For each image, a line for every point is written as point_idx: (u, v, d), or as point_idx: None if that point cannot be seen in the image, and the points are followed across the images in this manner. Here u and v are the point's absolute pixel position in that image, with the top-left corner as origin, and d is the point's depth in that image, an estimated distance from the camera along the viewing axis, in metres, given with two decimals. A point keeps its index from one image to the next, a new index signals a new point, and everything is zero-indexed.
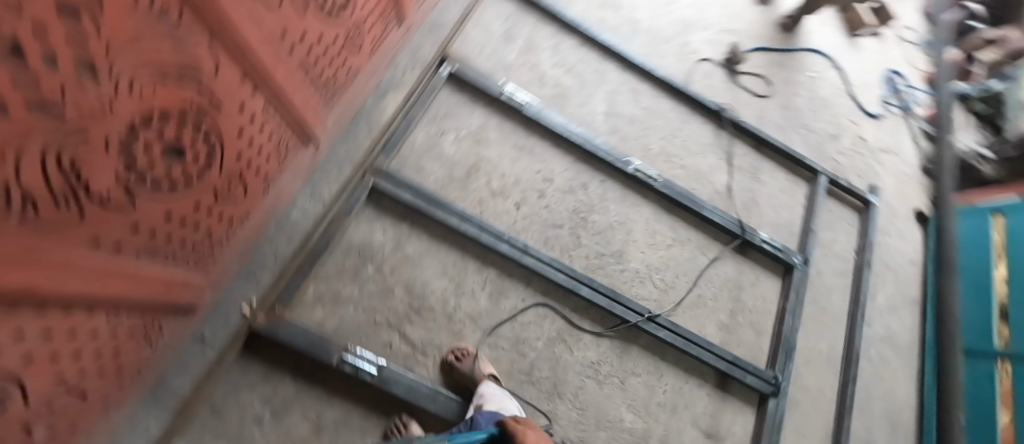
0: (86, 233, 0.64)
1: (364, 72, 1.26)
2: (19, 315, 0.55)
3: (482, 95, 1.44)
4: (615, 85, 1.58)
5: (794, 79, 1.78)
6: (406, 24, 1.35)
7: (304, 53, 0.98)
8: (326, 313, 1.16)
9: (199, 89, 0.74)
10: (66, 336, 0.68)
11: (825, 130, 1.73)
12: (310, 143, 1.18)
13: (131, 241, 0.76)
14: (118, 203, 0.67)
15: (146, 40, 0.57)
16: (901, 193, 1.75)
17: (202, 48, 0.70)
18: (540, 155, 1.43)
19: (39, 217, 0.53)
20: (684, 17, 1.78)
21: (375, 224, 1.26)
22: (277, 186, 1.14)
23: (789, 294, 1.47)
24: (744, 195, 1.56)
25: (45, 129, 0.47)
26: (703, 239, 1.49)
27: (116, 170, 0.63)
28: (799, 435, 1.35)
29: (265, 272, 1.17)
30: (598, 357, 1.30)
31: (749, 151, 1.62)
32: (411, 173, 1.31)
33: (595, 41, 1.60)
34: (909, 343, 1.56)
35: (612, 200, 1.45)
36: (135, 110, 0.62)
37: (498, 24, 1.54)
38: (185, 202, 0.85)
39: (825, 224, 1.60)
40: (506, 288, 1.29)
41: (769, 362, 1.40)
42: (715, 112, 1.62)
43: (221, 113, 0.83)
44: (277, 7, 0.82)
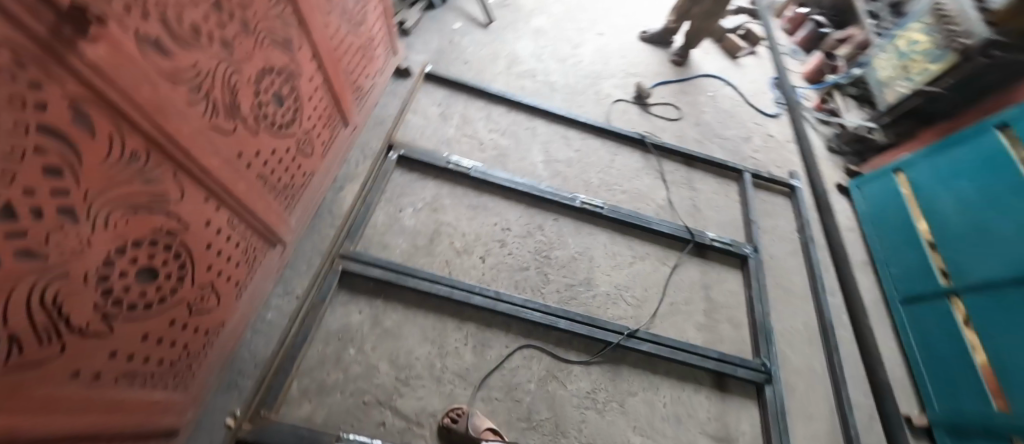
0: (65, 368, 0.71)
1: (319, 171, 1.38)
2: None
3: (431, 169, 1.59)
4: (547, 136, 1.78)
5: (698, 100, 2.10)
6: (351, 124, 1.52)
7: (261, 165, 1.10)
8: (314, 406, 1.14)
9: (167, 213, 0.84)
10: None
11: (738, 135, 2.01)
12: (277, 244, 1.25)
13: (112, 366, 0.81)
14: (96, 329, 0.75)
15: (117, 185, 0.71)
16: (821, 174, 1.95)
17: (167, 178, 0.82)
18: (494, 208, 1.56)
19: (28, 355, 0.63)
20: (593, 71, 2.07)
21: (350, 306, 1.30)
22: (249, 291, 1.19)
23: (752, 282, 1.56)
24: (685, 204, 1.72)
25: (35, 276, 0.60)
26: (660, 250, 1.60)
27: (94, 301, 0.73)
28: (806, 417, 1.35)
29: (248, 379, 1.17)
30: (592, 385, 1.31)
31: (677, 166, 1.82)
32: (377, 250, 1.39)
33: (520, 104, 1.82)
34: (872, 303, 1.66)
35: (569, 234, 1.56)
36: (110, 245, 0.73)
37: (433, 107, 1.74)
38: (162, 321, 0.91)
39: (762, 213, 1.78)
40: (489, 339, 1.33)
41: (754, 351, 1.45)
42: (639, 140, 1.83)
43: (190, 231, 0.92)
44: (228, 132, 0.95)
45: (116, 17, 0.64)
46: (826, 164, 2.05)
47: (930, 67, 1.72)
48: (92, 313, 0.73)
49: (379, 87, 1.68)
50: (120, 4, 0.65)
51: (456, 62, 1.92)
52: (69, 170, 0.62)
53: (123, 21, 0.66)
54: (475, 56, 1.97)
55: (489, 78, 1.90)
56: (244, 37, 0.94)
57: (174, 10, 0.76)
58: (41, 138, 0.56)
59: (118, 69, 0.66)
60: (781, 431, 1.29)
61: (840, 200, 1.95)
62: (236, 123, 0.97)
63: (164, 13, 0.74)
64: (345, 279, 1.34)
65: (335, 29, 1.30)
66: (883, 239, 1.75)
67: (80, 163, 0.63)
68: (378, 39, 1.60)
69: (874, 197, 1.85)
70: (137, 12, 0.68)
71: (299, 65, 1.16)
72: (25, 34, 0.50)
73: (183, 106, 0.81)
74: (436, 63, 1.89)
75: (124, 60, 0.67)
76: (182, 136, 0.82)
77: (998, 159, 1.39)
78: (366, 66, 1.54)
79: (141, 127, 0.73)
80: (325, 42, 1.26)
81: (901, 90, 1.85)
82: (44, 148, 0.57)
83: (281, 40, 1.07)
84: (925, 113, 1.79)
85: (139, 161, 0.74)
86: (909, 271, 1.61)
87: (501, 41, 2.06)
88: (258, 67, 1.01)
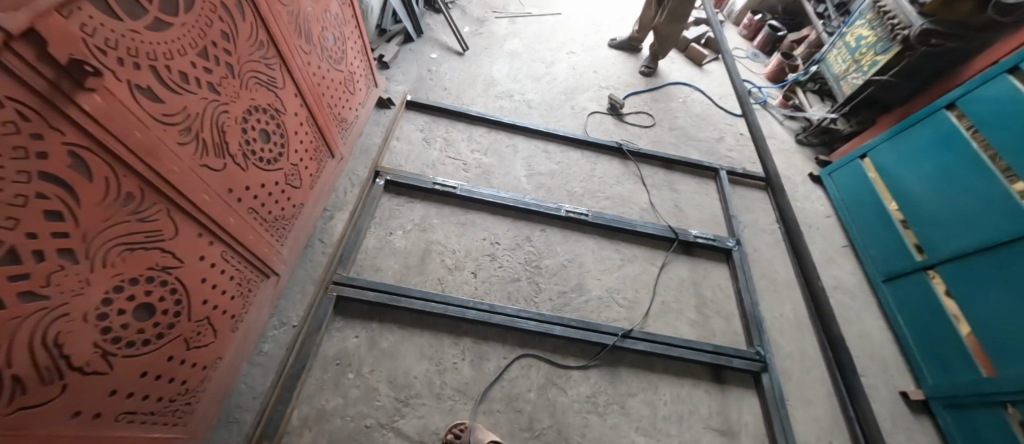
0: (66, 407, 0.74)
1: (308, 202, 1.42)
2: None
3: (418, 191, 1.64)
4: (528, 151, 1.85)
5: (669, 107, 2.20)
6: (337, 155, 1.57)
7: (251, 199, 1.13)
8: (315, 433, 1.14)
9: (163, 250, 0.87)
10: None
11: (710, 136, 2.11)
12: (271, 275, 1.27)
13: (112, 405, 0.83)
14: (96, 366, 0.77)
15: (115, 224, 0.75)
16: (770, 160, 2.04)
17: (161, 216, 0.85)
18: (482, 225, 1.60)
19: (28, 394, 0.66)
20: (567, 87, 2.16)
21: (346, 331, 1.32)
22: (246, 324, 1.20)
23: (738, 274, 1.60)
24: (666, 206, 1.78)
25: (35, 316, 0.64)
26: (647, 251, 1.64)
27: (94, 340, 0.75)
28: (804, 402, 1.37)
29: (248, 413, 1.17)
30: (591, 389, 1.32)
31: (656, 170, 1.90)
32: (369, 274, 1.42)
33: (500, 123, 1.90)
34: (857, 285, 1.70)
35: (556, 243, 1.60)
36: (109, 283, 0.76)
37: (416, 133, 1.81)
38: (160, 357, 0.92)
39: (741, 207, 1.85)
40: (486, 352, 1.34)
41: (748, 341, 1.47)
42: (617, 149, 1.91)
43: (186, 266, 0.94)
44: (218, 168, 0.99)
45: (110, 70, 0.71)
46: (797, 158, 2.14)
47: (879, 58, 1.83)
48: (92, 351, 0.76)
49: (362, 118, 1.74)
50: (114, 58, 0.71)
51: (435, 89, 2.00)
52: (69, 213, 0.67)
53: (117, 73, 0.72)
54: (453, 82, 2.05)
55: (468, 101, 1.98)
56: (230, 79, 1.00)
57: (164, 59, 0.82)
58: (42, 184, 0.62)
59: (114, 116, 0.72)
60: (782, 418, 1.30)
61: (815, 190, 2.02)
62: (225, 160, 1.01)
63: (155, 62, 0.80)
64: (340, 305, 1.36)
65: (317, 66, 1.37)
66: (857, 223, 1.81)
67: (79, 205, 0.68)
68: (359, 73, 1.68)
69: (845, 183, 1.92)
70: (129, 64, 0.74)
71: (284, 101, 1.22)
72: (24, 93, 0.58)
73: (174, 146, 0.85)
74: (417, 91, 1.97)
75: (119, 106, 0.73)
76: (178, 175, 0.87)
77: (957, 136, 1.51)
78: (348, 99, 1.61)
79: (136, 168, 0.77)
80: (307, 78, 1.32)
81: (856, 81, 1.94)
82: (44, 194, 0.63)
83: (265, 79, 1.13)
84: (880, 103, 1.91)
85: (135, 201, 0.78)
86: (886, 250, 1.67)
87: (477, 66, 2.16)
88: (245, 106, 1.06)
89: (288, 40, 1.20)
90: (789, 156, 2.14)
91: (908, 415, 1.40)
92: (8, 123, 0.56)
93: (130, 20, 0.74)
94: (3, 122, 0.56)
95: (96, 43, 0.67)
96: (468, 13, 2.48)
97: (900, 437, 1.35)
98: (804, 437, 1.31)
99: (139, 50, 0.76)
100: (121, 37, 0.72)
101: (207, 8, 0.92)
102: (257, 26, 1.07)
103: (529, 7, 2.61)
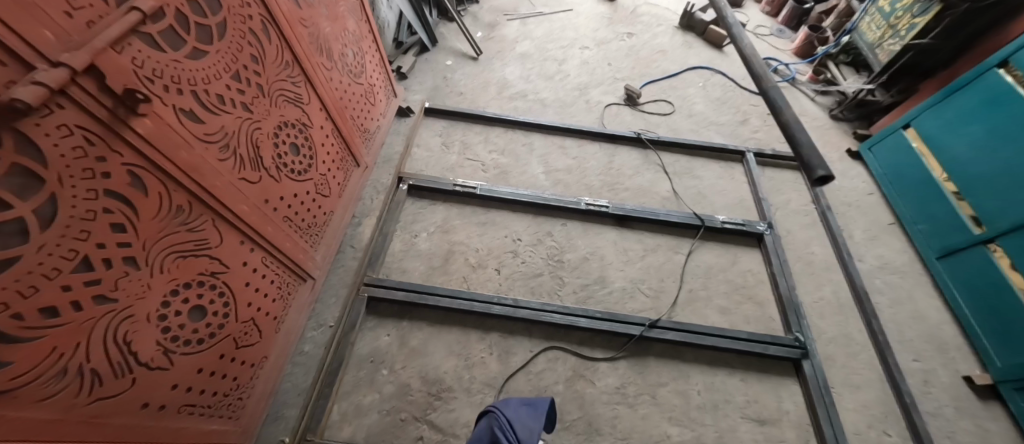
0: (135, 400, 0.82)
1: (337, 210, 1.50)
2: None
3: (440, 194, 1.70)
4: (545, 148, 1.87)
5: (687, 92, 2.17)
6: (361, 164, 1.66)
7: (286, 208, 1.22)
8: (354, 427, 1.21)
9: (210, 257, 0.96)
10: None
11: (734, 119, 2.05)
12: (307, 279, 1.36)
13: (173, 398, 0.92)
14: (159, 363, 0.86)
15: (168, 236, 0.84)
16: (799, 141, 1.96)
17: (208, 226, 0.94)
18: (503, 223, 1.63)
19: (104, 387, 0.75)
20: (580, 83, 2.17)
21: (378, 330, 1.38)
22: (286, 325, 1.29)
23: (771, 258, 1.54)
24: (689, 193, 1.75)
25: (107, 317, 0.73)
26: (671, 239, 1.62)
27: (156, 339, 0.84)
28: (851, 390, 1.30)
29: (293, 409, 1.25)
30: (620, 380, 1.30)
31: (677, 158, 1.87)
32: (397, 275, 1.49)
33: (516, 123, 1.93)
34: (907, 264, 1.58)
35: (577, 237, 1.61)
36: (166, 287, 0.85)
37: (434, 139, 1.88)
38: (212, 355, 1.01)
39: (770, 190, 1.78)
40: (512, 345, 1.36)
41: (785, 327, 1.41)
42: (635, 139, 1.90)
43: (231, 271, 1.03)
44: (254, 181, 1.08)
45: (157, 96, 0.80)
46: (832, 134, 2.02)
47: (916, 21, 1.71)
48: (154, 349, 0.85)
49: (384, 128, 1.83)
50: (160, 86, 0.80)
51: (451, 95, 2.07)
52: (130, 224, 0.75)
53: (163, 99, 0.81)
54: (468, 87, 2.11)
55: (483, 104, 2.04)
56: (261, 98, 1.09)
57: (202, 84, 0.91)
58: (108, 200, 0.71)
59: (163, 137, 0.80)
60: (826, 406, 1.24)
61: (855, 166, 1.90)
62: (260, 173, 1.10)
63: (195, 87, 0.89)
64: (371, 305, 1.42)
65: (338, 81, 1.46)
66: (904, 198, 1.69)
67: (138, 217, 0.77)
68: (378, 85, 1.77)
69: (887, 157, 1.79)
70: (172, 90, 0.83)
71: (310, 116, 1.30)
72: (88, 121, 0.66)
73: (215, 162, 0.94)
74: (434, 98, 2.05)
75: (167, 129, 0.81)
76: (220, 187, 0.95)
77: (1011, 95, 1.38)
78: (369, 111, 1.70)
79: (183, 183, 0.85)
80: (330, 93, 1.41)
81: (891, 48, 1.82)
82: (111, 209, 0.71)
83: (292, 96, 1.22)
84: (922, 68, 1.82)
85: (184, 213, 0.87)
86: (939, 225, 1.55)
87: (491, 70, 2.21)
88: (275, 122, 1.15)
89: (310, 59, 1.29)
90: (824, 132, 2.03)
91: (975, 402, 1.29)
92: (76, 148, 0.65)
93: (171, 51, 0.82)
94: (73, 147, 0.65)
95: (145, 73, 0.76)
96: (480, 18, 2.54)
97: (966, 425, 1.25)
98: (853, 425, 1.24)
99: (181, 77, 0.85)
100: (165, 67, 0.81)
101: (237, 35, 1.00)
102: (282, 47, 1.16)
103: (539, 7, 2.65)
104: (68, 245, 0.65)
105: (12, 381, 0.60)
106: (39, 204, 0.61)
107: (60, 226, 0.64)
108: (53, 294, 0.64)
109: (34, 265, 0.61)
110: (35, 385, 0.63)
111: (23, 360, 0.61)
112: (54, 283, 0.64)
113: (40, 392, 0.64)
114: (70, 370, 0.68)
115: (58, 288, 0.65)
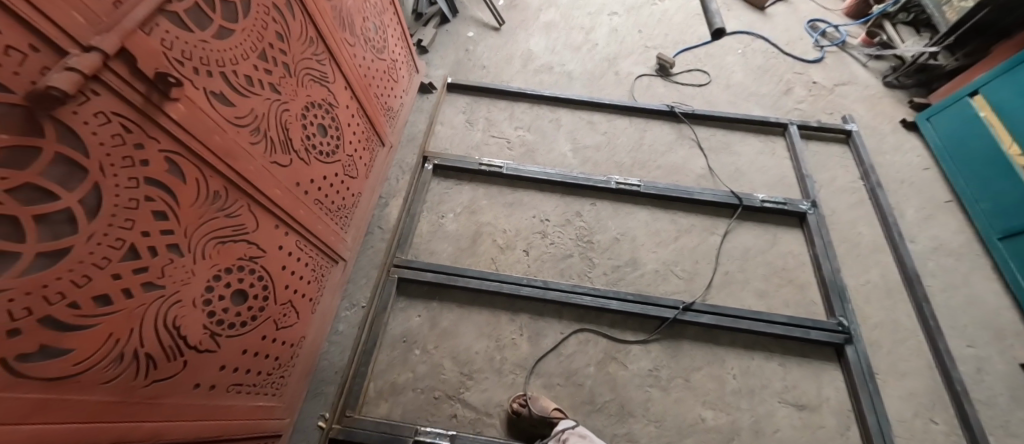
0: (187, 381, 0.85)
1: (365, 192, 1.50)
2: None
3: (466, 174, 1.67)
4: (572, 124, 1.80)
5: (725, 61, 2.03)
6: (387, 143, 1.64)
7: (316, 190, 1.21)
8: (391, 404, 1.24)
9: (247, 241, 0.97)
10: None
11: (776, 89, 1.92)
12: (338, 260, 1.37)
13: (222, 379, 0.94)
14: (207, 346, 0.88)
15: (207, 222, 0.84)
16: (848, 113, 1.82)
17: (244, 211, 0.94)
18: (531, 203, 1.60)
19: (157, 370, 0.77)
20: (609, 53, 2.06)
21: (410, 310, 1.39)
22: (322, 306, 1.31)
23: (814, 240, 1.47)
24: (726, 170, 1.66)
25: (156, 302, 0.75)
26: (706, 219, 1.55)
27: (203, 323, 0.86)
28: (896, 377, 1.25)
29: (331, 386, 1.29)
30: (653, 363, 1.29)
31: (714, 132, 1.77)
32: (426, 256, 1.48)
33: (542, 98, 1.86)
34: (964, 246, 1.48)
35: (607, 217, 1.56)
36: (208, 273, 0.86)
37: (458, 116, 1.83)
38: (255, 337, 1.03)
39: (815, 165, 1.67)
40: (543, 327, 1.36)
41: (828, 311, 1.35)
42: (668, 113, 1.80)
43: (268, 255, 1.04)
44: (285, 164, 1.07)
45: (189, 79, 0.78)
46: (885, 103, 1.87)
47: None
48: (201, 332, 0.86)
49: (407, 106, 1.79)
50: (190, 68, 0.78)
51: (475, 69, 2.00)
52: (171, 211, 0.75)
53: (194, 82, 0.79)
54: (491, 61, 2.04)
55: (507, 79, 1.96)
56: (288, 78, 1.07)
57: (230, 64, 0.88)
58: (149, 188, 0.70)
59: (197, 121, 0.79)
60: (870, 392, 1.20)
61: (909, 139, 1.76)
62: (291, 156, 1.09)
63: (223, 68, 0.86)
64: (402, 286, 1.44)
65: (362, 57, 1.42)
66: (965, 173, 1.56)
67: (179, 203, 0.76)
68: (400, 60, 1.72)
69: (949, 129, 1.65)
70: (203, 72, 0.81)
71: (336, 95, 1.28)
72: (125, 107, 0.64)
73: (247, 146, 0.93)
74: (456, 73, 1.99)
75: (200, 113, 0.80)
76: (252, 172, 0.94)
77: None
78: (392, 87, 1.66)
79: (219, 168, 0.85)
80: (354, 71, 1.37)
81: (964, 5, 1.66)
82: (152, 197, 0.71)
83: (318, 75, 1.18)
84: (995, 27, 1.63)
85: (221, 199, 0.87)
86: (1004, 203, 1.43)
87: (514, 41, 2.12)
88: (303, 103, 1.13)
89: (334, 35, 1.25)
90: (876, 101, 1.88)
91: None
92: (116, 135, 0.63)
93: (198, 30, 0.79)
94: (112, 134, 0.63)
95: (174, 55, 0.74)
96: None
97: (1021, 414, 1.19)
98: (898, 413, 1.20)
99: (209, 58, 0.82)
100: (193, 48, 0.78)
101: (262, 11, 0.97)
102: (306, 23, 1.12)
103: None
104: (116, 234, 0.65)
105: (73, 367, 0.61)
106: (85, 194, 0.60)
107: (105, 216, 0.63)
108: (104, 282, 0.64)
109: (85, 255, 0.61)
110: (95, 370, 0.65)
111: (81, 346, 0.62)
112: (105, 272, 0.64)
113: (100, 376, 0.66)
114: (125, 355, 0.70)
115: (108, 276, 0.65)
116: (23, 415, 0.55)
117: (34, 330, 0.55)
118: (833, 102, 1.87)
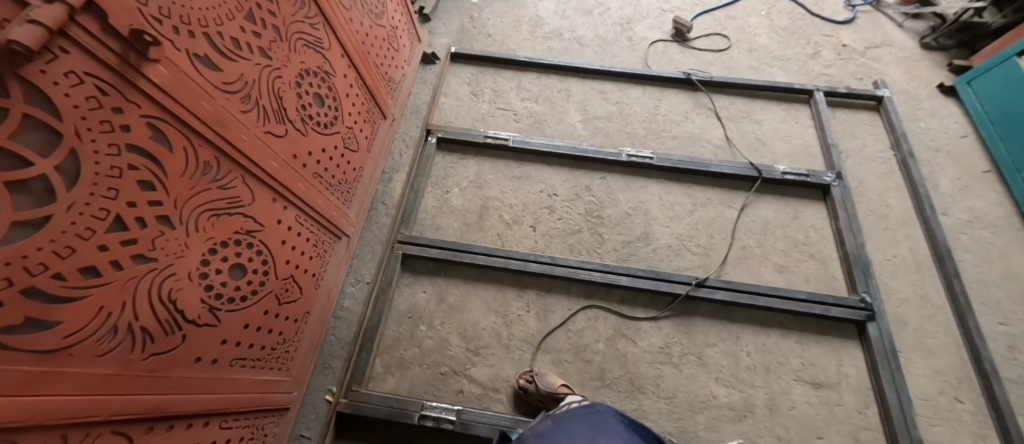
0: (189, 355, 0.84)
1: (367, 165, 1.45)
2: (120, 419, 0.70)
3: (471, 147, 1.61)
4: (583, 94, 1.72)
5: (747, 24, 1.91)
6: (389, 116, 1.58)
7: (315, 163, 1.18)
8: (397, 379, 1.24)
9: (244, 215, 0.94)
10: (177, 432, 0.83)
11: (801, 53, 1.80)
12: (342, 236, 1.35)
13: (225, 353, 0.93)
14: (206, 320, 0.87)
15: (199, 193, 0.81)
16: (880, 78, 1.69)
17: (238, 183, 0.91)
18: (539, 176, 1.54)
19: (156, 343, 0.76)
20: (623, 18, 1.95)
21: (415, 286, 1.37)
22: (326, 281, 1.29)
23: (838, 213, 1.39)
24: (745, 140, 1.57)
25: (150, 275, 0.73)
26: (723, 192, 1.48)
27: (200, 297, 0.84)
28: (923, 355, 1.19)
29: (338, 361, 1.29)
30: (665, 340, 1.25)
31: (733, 100, 1.68)
32: (431, 232, 1.45)
33: (551, 67, 1.78)
34: (1001, 219, 1.39)
35: (618, 190, 1.50)
36: (203, 246, 0.84)
37: (463, 87, 1.76)
38: (257, 312, 1.02)
39: (842, 134, 1.57)
40: (551, 303, 1.33)
41: (850, 287, 1.29)
42: (684, 81, 1.71)
43: (267, 229, 1.01)
44: (280, 134, 1.03)
45: (169, 40, 0.73)
46: (921, 66, 1.74)
47: None
48: (200, 306, 0.85)
49: (410, 77, 1.73)
50: (169, 27, 0.73)
51: (480, 37, 1.91)
52: (158, 181, 0.72)
53: (174, 42, 0.74)
54: (497, 28, 1.94)
55: (514, 47, 1.87)
56: (279, 42, 1.01)
57: (215, 25, 0.83)
58: (132, 155, 0.67)
59: (180, 84, 0.75)
60: (893, 371, 1.14)
61: (946, 105, 1.64)
62: (286, 126, 1.05)
63: (207, 29, 0.82)
64: (406, 262, 1.41)
65: (359, 23, 1.36)
66: (1008, 140, 1.45)
67: (165, 173, 0.73)
68: (401, 28, 1.65)
69: (992, 92, 1.53)
70: (184, 32, 0.76)
71: (332, 63, 1.22)
72: (98, 68, 0.60)
73: (238, 114, 0.89)
74: (461, 42, 1.90)
75: (182, 76, 0.76)
76: (243, 141, 0.90)
77: None
78: (393, 57, 1.59)
79: (208, 137, 0.81)
80: (351, 37, 1.31)
81: None
82: (135, 165, 0.67)
83: (312, 41, 1.13)
84: None
85: (212, 169, 0.84)
86: None
87: (521, 7, 2.02)
88: (296, 70, 1.08)
89: None
90: (911, 64, 1.74)
91: None
92: (90, 99, 0.60)
93: None
94: (86, 97, 0.59)
95: (151, 12, 0.69)
96: None
97: None
98: (922, 391, 1.15)
99: (190, 17, 0.78)
100: (172, 5, 0.73)
101: None
102: None
103: None
104: (99, 204, 0.62)
105: (64, 340, 0.59)
106: (61, 160, 0.56)
107: (87, 184, 0.60)
108: (90, 253, 0.62)
109: (67, 225, 0.58)
110: (90, 343, 0.63)
111: (73, 319, 0.60)
112: (90, 243, 0.61)
113: (96, 349, 0.65)
114: (120, 328, 0.68)
115: (94, 247, 0.62)
116: (14, 389, 0.53)
117: (18, 302, 0.53)
118: (865, 66, 1.74)
